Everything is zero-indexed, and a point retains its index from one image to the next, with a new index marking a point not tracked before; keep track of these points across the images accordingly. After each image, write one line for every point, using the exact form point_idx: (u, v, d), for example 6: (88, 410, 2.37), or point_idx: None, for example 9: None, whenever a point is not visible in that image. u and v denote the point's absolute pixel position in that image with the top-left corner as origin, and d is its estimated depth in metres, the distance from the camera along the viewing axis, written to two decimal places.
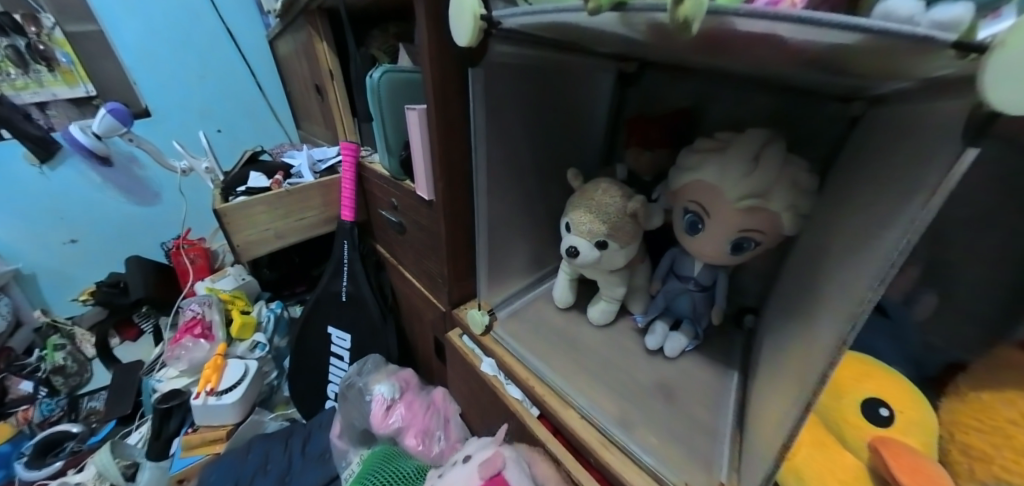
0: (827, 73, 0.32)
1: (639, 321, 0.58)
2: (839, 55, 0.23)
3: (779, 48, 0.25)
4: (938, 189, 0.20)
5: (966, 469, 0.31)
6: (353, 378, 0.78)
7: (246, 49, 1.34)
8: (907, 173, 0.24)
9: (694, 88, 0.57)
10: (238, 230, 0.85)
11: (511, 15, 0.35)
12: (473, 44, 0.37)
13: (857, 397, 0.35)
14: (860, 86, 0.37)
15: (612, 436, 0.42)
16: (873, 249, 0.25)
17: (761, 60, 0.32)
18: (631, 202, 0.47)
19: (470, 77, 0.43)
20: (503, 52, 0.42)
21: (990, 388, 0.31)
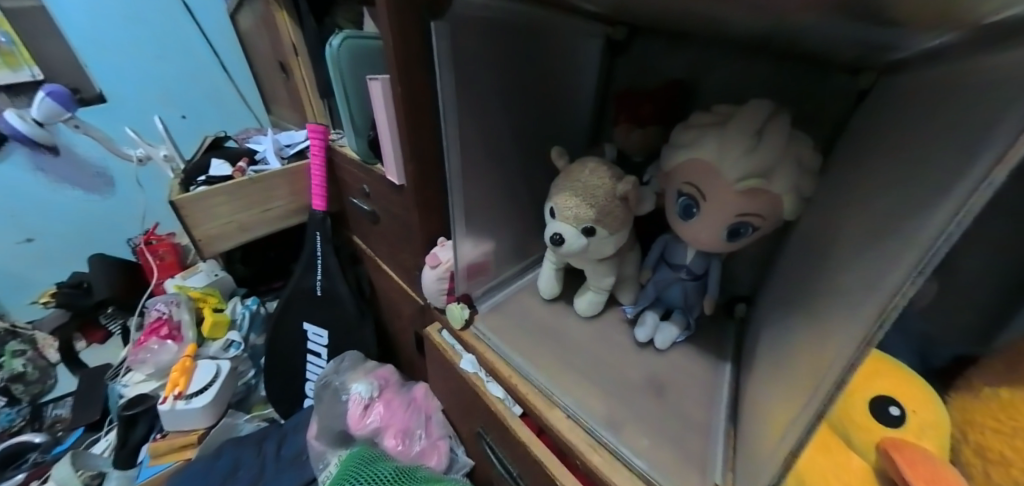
0: (853, 25, 0.28)
1: (628, 312, 0.54)
2: None
3: None
4: (1010, 153, 0.16)
5: (980, 472, 0.28)
6: (329, 377, 0.74)
7: (206, 25, 1.24)
8: (958, 135, 0.20)
9: (690, 57, 0.52)
10: (198, 224, 0.79)
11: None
12: None
13: (865, 396, 0.32)
14: (881, 45, 0.33)
15: (600, 438, 0.40)
16: (913, 230, 0.21)
17: (780, 7, 0.27)
18: (621, 184, 0.43)
19: (434, 33, 0.37)
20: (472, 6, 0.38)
21: (1009, 385, 0.29)
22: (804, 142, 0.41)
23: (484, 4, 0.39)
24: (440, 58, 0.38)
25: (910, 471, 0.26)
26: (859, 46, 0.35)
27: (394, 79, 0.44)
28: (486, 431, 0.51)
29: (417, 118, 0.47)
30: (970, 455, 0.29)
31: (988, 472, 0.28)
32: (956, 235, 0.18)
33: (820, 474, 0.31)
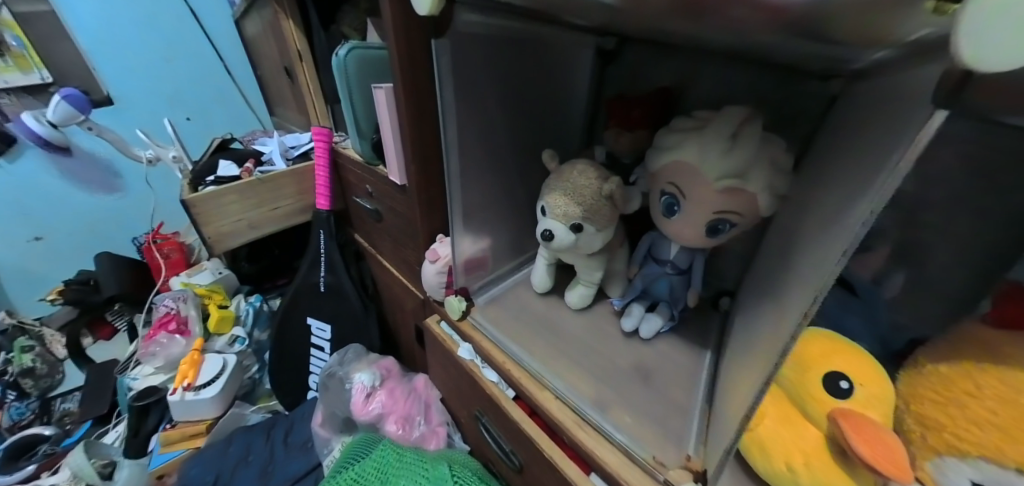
0: (807, 41, 0.31)
1: (616, 304, 0.58)
2: (819, 11, 0.23)
3: (755, 6, 0.25)
4: (909, 153, 0.19)
5: (919, 437, 0.32)
6: (333, 368, 0.76)
7: (211, 28, 1.27)
8: (883, 139, 0.24)
9: (675, 66, 0.56)
10: (208, 221, 0.82)
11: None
12: (434, 14, 0.37)
13: (822, 371, 0.35)
14: (840, 55, 0.37)
15: (585, 416, 0.43)
16: (846, 220, 0.25)
17: (744, 23, 0.30)
18: (607, 183, 0.47)
19: (435, 49, 0.41)
20: (470, 21, 0.41)
21: (949, 361, 0.33)
22: (777, 145, 0.44)
23: (481, 22, 0.42)
24: (440, 69, 0.42)
25: (851, 436, 0.29)
26: (822, 56, 0.38)
27: (399, 86, 0.48)
28: (483, 414, 0.54)
29: (419, 122, 0.51)
30: (908, 423, 0.33)
31: (924, 438, 0.32)
32: (874, 223, 0.21)
33: (782, 443, 0.33)
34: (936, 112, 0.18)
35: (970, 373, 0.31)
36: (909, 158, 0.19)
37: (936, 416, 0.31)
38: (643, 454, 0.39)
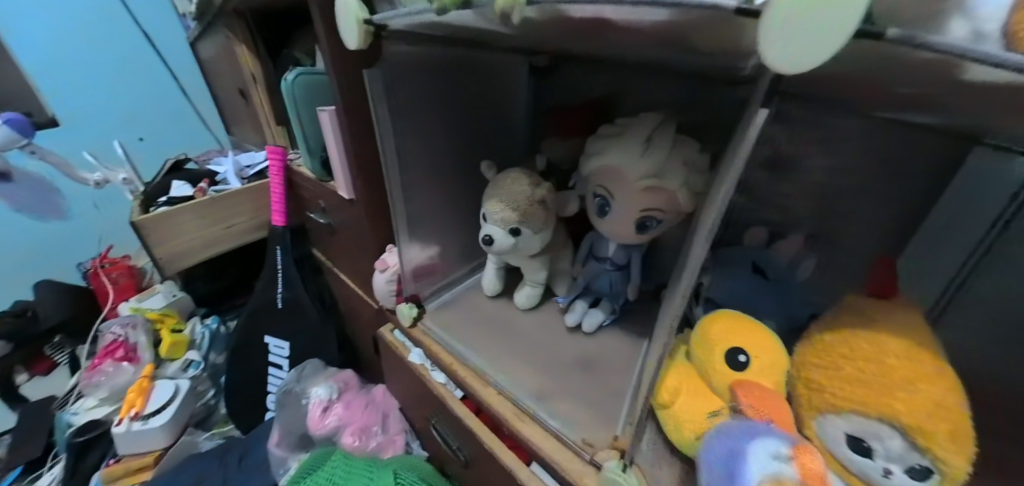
0: (690, 54, 0.35)
1: (562, 301, 0.61)
2: (674, 30, 0.27)
3: (623, 29, 0.28)
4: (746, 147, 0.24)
5: (807, 397, 0.35)
6: (291, 384, 0.75)
7: (166, 51, 1.26)
8: (736, 138, 0.27)
9: (603, 79, 0.60)
10: (158, 242, 0.80)
11: (391, 19, 0.38)
12: (362, 45, 0.40)
13: (724, 348, 0.37)
14: (729, 66, 0.41)
15: (524, 407, 0.46)
16: (708, 211, 0.29)
17: (629, 44, 0.35)
18: (539, 189, 0.50)
19: (368, 78, 0.44)
20: (399, 51, 0.44)
21: (834, 329, 0.36)
22: (691, 146, 0.48)
23: (412, 50, 0.45)
24: (373, 94, 0.45)
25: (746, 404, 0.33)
26: (716, 68, 0.43)
27: (340, 108, 0.51)
28: (434, 416, 0.55)
29: (361, 139, 0.54)
30: (798, 385, 0.36)
31: (808, 396, 0.35)
32: (725, 212, 0.26)
33: (694, 418, 0.37)
34: (759, 110, 0.22)
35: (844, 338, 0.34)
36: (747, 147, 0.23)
37: (817, 377, 0.34)
38: (574, 437, 0.41)
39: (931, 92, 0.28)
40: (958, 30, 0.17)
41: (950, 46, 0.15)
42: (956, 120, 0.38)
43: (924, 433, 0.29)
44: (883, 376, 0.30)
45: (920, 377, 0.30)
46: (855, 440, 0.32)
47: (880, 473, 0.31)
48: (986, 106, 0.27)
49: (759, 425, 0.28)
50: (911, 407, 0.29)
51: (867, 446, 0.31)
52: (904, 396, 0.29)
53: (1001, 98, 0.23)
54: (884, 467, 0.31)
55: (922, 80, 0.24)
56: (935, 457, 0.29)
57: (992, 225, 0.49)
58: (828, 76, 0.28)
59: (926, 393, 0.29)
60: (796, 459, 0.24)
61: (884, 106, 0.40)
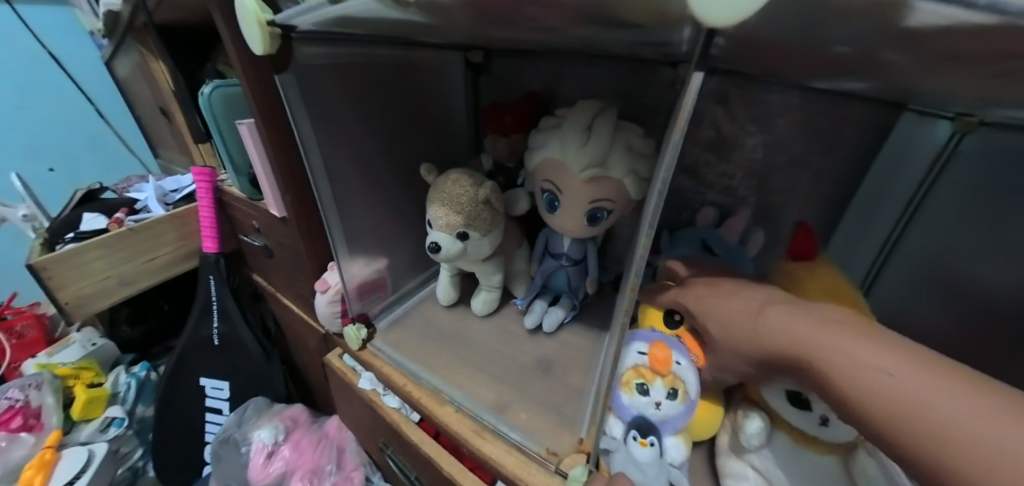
0: (621, 31, 0.34)
1: (520, 304, 0.58)
2: (595, 2, 0.25)
3: (542, 3, 0.26)
4: (680, 118, 0.23)
5: None
6: (229, 431, 0.65)
7: (79, 74, 1.13)
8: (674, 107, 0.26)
9: (539, 73, 0.60)
10: (64, 285, 0.71)
11: (293, 17, 0.34)
12: (272, 52, 0.36)
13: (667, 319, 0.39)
14: (663, 47, 0.41)
15: (483, 423, 0.42)
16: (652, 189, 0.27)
17: (546, 28, 0.33)
18: (481, 189, 0.47)
19: (279, 85, 0.39)
20: (313, 53, 0.40)
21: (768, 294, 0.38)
22: (634, 133, 0.47)
23: (327, 52, 0.42)
24: (289, 102, 0.40)
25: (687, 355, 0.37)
26: (651, 48, 0.42)
27: (259, 120, 0.46)
28: (388, 445, 0.50)
29: (284, 151, 0.49)
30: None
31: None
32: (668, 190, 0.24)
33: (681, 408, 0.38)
34: (693, 74, 0.22)
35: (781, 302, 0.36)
36: (683, 115, 0.23)
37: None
38: (537, 448, 0.38)
39: (852, 52, 0.28)
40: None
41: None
42: (881, 85, 0.39)
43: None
44: None
45: None
46: (795, 394, 0.33)
47: (818, 421, 0.32)
48: (908, 60, 0.28)
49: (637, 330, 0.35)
50: None
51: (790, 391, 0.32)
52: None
53: (915, 47, 0.23)
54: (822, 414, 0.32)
55: (843, 36, 0.24)
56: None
57: (918, 185, 0.50)
58: (754, 41, 0.27)
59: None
60: (649, 353, 0.32)
61: (813, 77, 0.40)
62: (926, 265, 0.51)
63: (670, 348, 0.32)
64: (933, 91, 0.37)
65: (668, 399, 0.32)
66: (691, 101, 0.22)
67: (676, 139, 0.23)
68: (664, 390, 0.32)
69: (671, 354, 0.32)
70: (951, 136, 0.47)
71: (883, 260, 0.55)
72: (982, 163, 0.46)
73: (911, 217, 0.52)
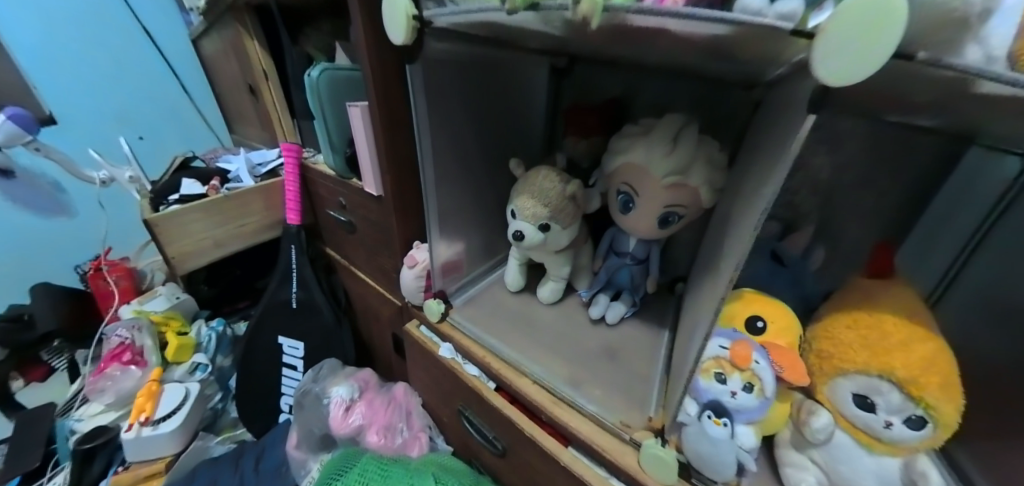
0: (723, 60, 0.37)
1: (584, 295, 0.62)
2: (723, 42, 0.28)
3: (673, 38, 0.29)
4: (797, 142, 0.25)
5: (818, 366, 0.39)
6: (308, 385, 0.74)
7: (168, 51, 1.23)
8: (785, 129, 0.29)
9: (618, 81, 0.63)
10: (171, 241, 0.80)
11: (440, 14, 0.39)
12: (408, 41, 0.42)
13: (744, 316, 0.41)
14: (751, 73, 0.43)
15: (561, 394, 0.47)
16: (755, 199, 0.31)
17: (660, 51, 0.36)
18: (569, 185, 0.52)
19: (409, 72, 0.45)
20: (439, 49, 0.46)
21: (838, 306, 0.42)
22: (712, 146, 0.50)
23: (448, 48, 0.47)
24: (414, 89, 0.46)
25: (772, 363, 0.36)
26: (739, 73, 0.44)
27: (374, 104, 0.52)
28: (467, 408, 0.56)
29: (390, 136, 0.55)
30: (810, 356, 0.41)
31: (820, 362, 0.39)
32: (774, 204, 0.27)
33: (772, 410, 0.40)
34: (805, 117, 0.24)
35: (852, 315, 0.39)
36: (796, 148, 0.25)
37: (828, 347, 0.38)
38: (612, 419, 0.44)
39: (936, 100, 0.31)
40: (974, 54, 0.22)
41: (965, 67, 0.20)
42: (954, 125, 0.42)
43: (919, 387, 0.33)
44: (883, 344, 0.35)
45: (915, 341, 0.35)
46: (860, 397, 0.36)
47: (881, 424, 0.35)
48: (991, 112, 0.30)
49: (718, 329, 0.39)
50: (906, 363, 0.34)
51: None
52: (901, 356, 0.34)
53: (1005, 105, 0.26)
54: (886, 418, 0.35)
55: (938, 91, 0.27)
56: (926, 406, 0.34)
57: (983, 217, 0.51)
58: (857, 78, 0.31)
59: (921, 354, 0.34)
60: (731, 348, 0.36)
61: (892, 111, 0.43)
62: (986, 299, 0.49)
63: (753, 348, 0.36)
64: (1012, 132, 0.39)
65: (744, 391, 0.35)
66: (807, 131, 0.24)
67: (789, 161, 0.26)
68: (741, 382, 0.35)
69: (752, 353, 0.35)
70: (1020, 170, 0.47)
71: (943, 289, 0.55)
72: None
73: (975, 246, 0.52)
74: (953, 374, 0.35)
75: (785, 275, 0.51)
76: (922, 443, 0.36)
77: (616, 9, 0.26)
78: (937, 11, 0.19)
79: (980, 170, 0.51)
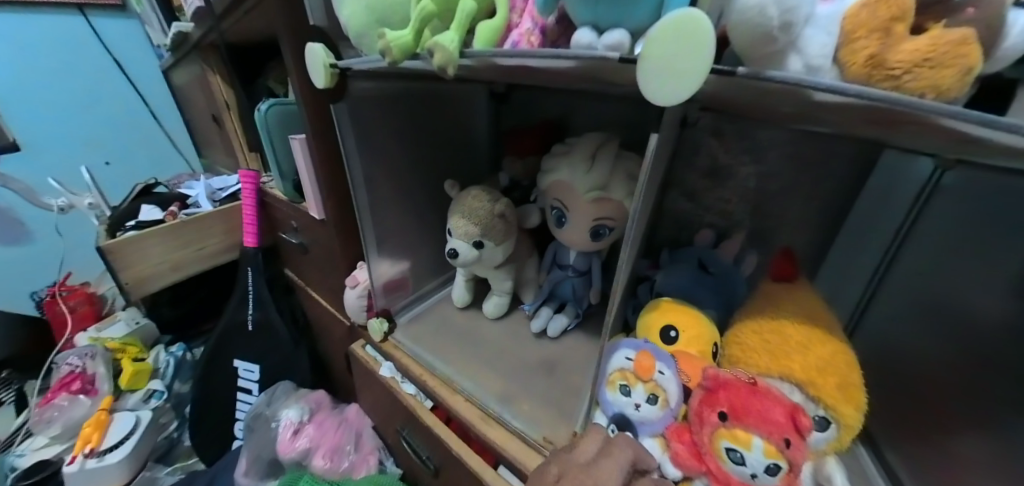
0: (617, 84, 0.39)
1: (528, 308, 0.63)
2: (588, 73, 0.30)
3: (546, 70, 0.31)
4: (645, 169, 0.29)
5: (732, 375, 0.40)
6: (260, 408, 0.73)
7: (137, 77, 1.24)
8: (655, 150, 0.30)
9: (555, 103, 0.65)
10: (125, 267, 0.79)
11: (354, 63, 0.41)
12: (331, 86, 0.44)
13: (660, 325, 0.42)
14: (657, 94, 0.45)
15: (489, 410, 0.48)
16: (633, 226, 0.33)
17: (555, 81, 0.38)
18: (498, 204, 0.53)
19: (334, 112, 0.47)
20: (363, 87, 0.48)
21: (747, 310, 0.41)
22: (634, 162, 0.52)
23: (375, 86, 0.49)
24: (340, 124, 0.48)
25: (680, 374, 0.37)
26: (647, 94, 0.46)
27: (311, 135, 0.54)
28: (405, 427, 0.56)
29: (328, 163, 0.56)
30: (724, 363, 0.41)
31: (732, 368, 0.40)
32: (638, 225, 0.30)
33: None
34: (651, 135, 0.29)
35: (759, 321, 0.39)
36: (647, 165, 0.29)
37: (737, 353, 0.39)
38: (534, 435, 0.44)
39: (806, 114, 0.32)
40: (794, 65, 0.21)
41: (787, 77, 0.19)
42: (852, 136, 0.43)
43: (818, 387, 0.33)
44: (783, 348, 0.35)
45: (812, 343, 0.35)
46: None
47: None
48: (859, 123, 0.31)
49: (628, 338, 0.39)
50: (803, 365, 0.34)
51: (735, 455, 0.30)
52: (800, 358, 0.34)
53: (854, 117, 0.27)
54: None
55: (792, 105, 0.28)
56: (829, 408, 0.34)
57: (904, 219, 0.47)
58: (728, 99, 0.32)
59: (819, 356, 0.34)
60: (635, 359, 0.36)
61: (792, 125, 0.44)
62: (917, 302, 0.45)
63: (656, 358, 0.36)
64: (903, 143, 0.40)
65: (647, 402, 0.35)
66: (648, 153, 0.28)
67: (643, 182, 0.30)
68: (644, 393, 0.36)
69: (656, 364, 0.36)
70: (933, 171, 0.44)
71: (873, 292, 0.51)
72: (973, 205, 0.40)
73: (897, 248, 0.49)
74: (856, 375, 0.35)
75: (708, 283, 0.48)
76: (833, 447, 0.35)
77: (482, 54, 0.29)
78: (753, 32, 0.20)
79: (900, 173, 0.48)
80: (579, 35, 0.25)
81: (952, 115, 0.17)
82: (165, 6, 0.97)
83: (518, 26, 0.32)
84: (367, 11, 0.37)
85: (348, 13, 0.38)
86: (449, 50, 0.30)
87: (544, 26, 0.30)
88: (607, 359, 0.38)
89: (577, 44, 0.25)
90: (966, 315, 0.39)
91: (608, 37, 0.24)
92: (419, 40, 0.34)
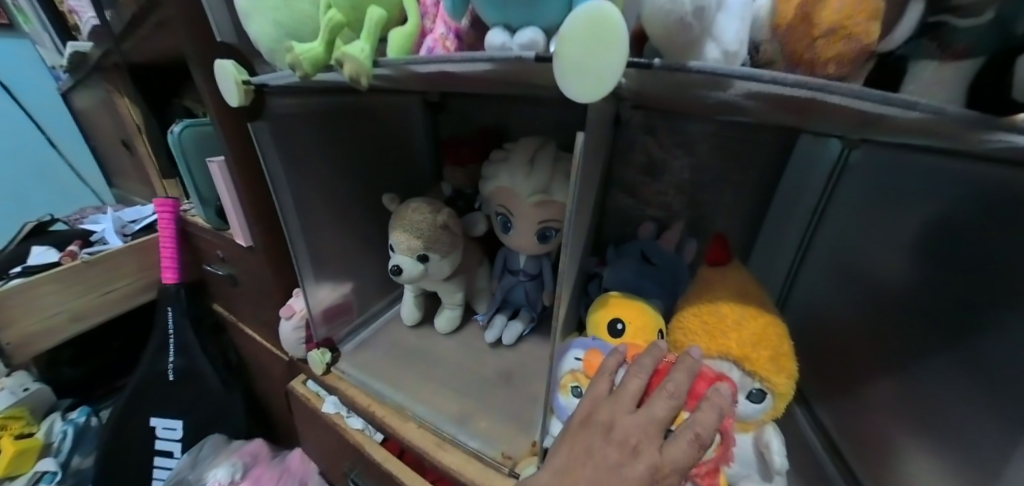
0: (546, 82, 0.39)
1: (481, 319, 0.60)
2: (511, 73, 0.29)
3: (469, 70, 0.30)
4: (574, 167, 0.29)
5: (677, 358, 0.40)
6: (183, 473, 0.65)
7: (27, 99, 1.10)
8: (584, 144, 0.30)
9: (494, 111, 0.65)
10: (8, 323, 0.67)
11: (268, 79, 0.39)
12: (245, 104, 0.41)
13: (606, 319, 0.42)
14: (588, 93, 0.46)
15: (443, 433, 0.44)
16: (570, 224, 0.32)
17: (483, 84, 0.38)
18: (439, 215, 0.51)
19: (253, 131, 0.43)
20: (284, 104, 0.44)
21: (687, 293, 0.42)
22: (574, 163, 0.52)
23: (298, 102, 0.46)
24: (261, 145, 0.44)
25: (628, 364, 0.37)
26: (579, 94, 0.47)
27: (230, 159, 0.49)
28: (353, 468, 0.51)
29: (250, 187, 0.52)
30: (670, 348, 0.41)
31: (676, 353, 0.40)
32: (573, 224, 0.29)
33: None
34: (576, 134, 0.29)
35: (697, 306, 0.39)
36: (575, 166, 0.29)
37: (679, 337, 0.39)
38: (492, 453, 0.41)
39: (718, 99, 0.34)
40: (712, 53, 0.21)
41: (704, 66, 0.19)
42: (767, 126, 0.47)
43: (753, 362, 0.34)
44: (720, 328, 0.36)
45: (746, 319, 0.36)
46: None
47: None
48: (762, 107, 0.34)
49: (578, 339, 0.39)
50: (739, 342, 0.35)
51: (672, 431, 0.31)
52: (735, 336, 0.35)
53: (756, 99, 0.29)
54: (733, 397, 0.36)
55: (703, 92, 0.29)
56: (762, 379, 0.35)
57: (819, 199, 0.52)
58: (651, 91, 0.33)
59: (753, 331, 0.35)
60: (584, 359, 0.36)
61: (714, 118, 0.47)
62: (836, 274, 0.49)
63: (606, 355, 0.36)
64: (814, 129, 0.43)
65: None
66: (575, 151, 0.28)
67: (574, 183, 0.30)
68: None
69: None
70: (841, 151, 0.49)
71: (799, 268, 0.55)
72: (874, 185, 0.44)
73: (817, 223, 0.53)
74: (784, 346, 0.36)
75: (651, 274, 0.49)
76: (769, 414, 0.37)
77: (398, 63, 0.28)
78: (662, 23, 0.20)
79: (815, 156, 0.52)
80: (491, 36, 0.25)
81: (857, 96, 0.18)
82: (61, 25, 0.87)
83: (431, 32, 0.32)
84: (276, 24, 0.35)
85: (255, 28, 0.36)
86: (361, 61, 0.29)
87: (458, 31, 0.30)
88: (556, 363, 0.37)
89: (491, 45, 0.25)
90: (878, 286, 0.42)
91: (520, 36, 0.24)
92: (332, 52, 0.32)
